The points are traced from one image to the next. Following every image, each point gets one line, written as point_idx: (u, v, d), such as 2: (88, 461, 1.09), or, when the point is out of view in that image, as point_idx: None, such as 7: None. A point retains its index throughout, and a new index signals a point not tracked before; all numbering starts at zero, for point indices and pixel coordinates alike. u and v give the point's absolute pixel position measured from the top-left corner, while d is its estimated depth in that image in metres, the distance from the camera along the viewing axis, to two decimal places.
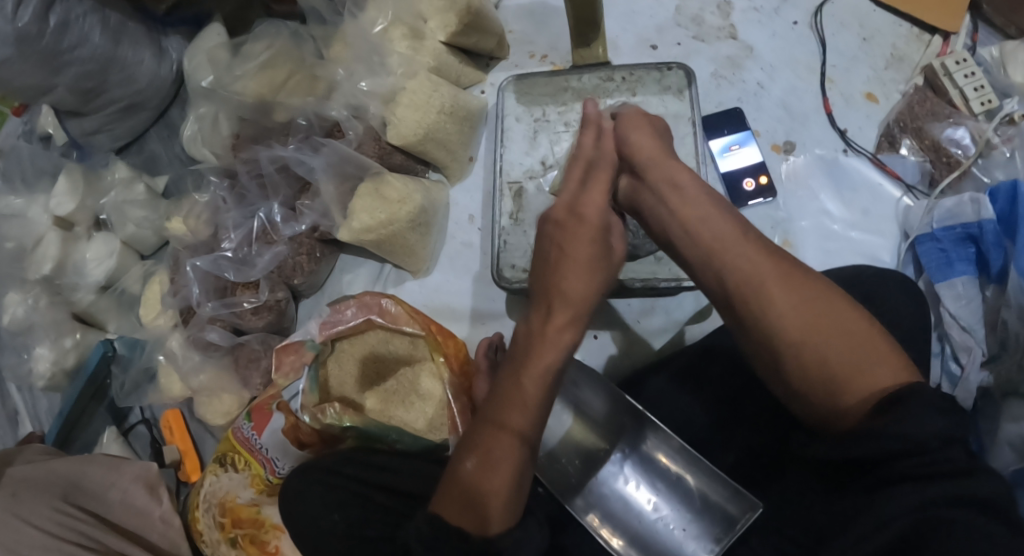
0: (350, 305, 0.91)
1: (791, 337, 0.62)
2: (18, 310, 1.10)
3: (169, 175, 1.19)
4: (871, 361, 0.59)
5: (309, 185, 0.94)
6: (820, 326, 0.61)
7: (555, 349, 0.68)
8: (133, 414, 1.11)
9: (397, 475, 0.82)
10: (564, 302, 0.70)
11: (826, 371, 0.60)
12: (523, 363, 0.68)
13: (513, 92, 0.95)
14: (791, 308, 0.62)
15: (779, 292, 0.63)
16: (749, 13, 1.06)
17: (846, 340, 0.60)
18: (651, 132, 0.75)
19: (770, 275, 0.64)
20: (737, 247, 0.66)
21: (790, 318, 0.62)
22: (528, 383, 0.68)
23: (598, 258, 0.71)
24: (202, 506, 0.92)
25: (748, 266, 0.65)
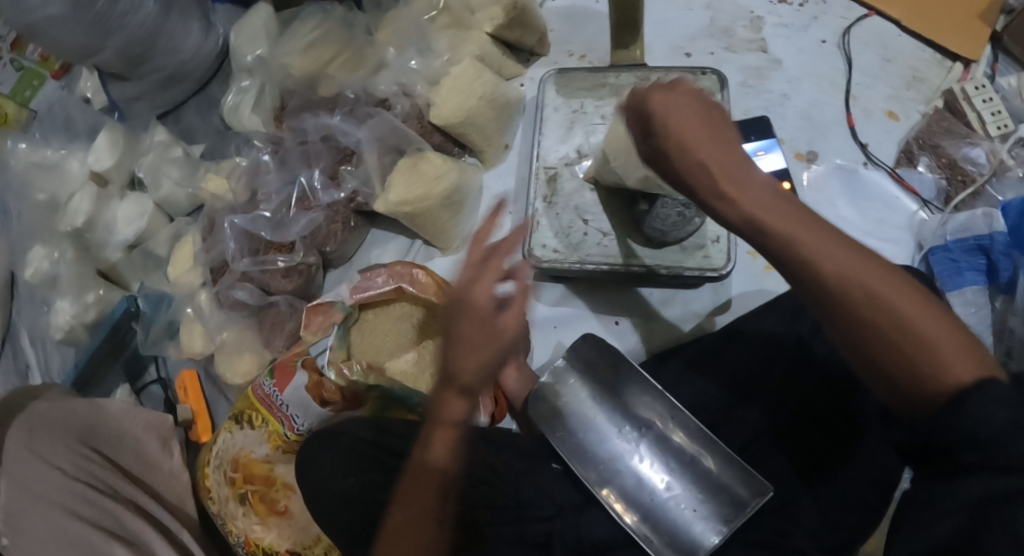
0: (381, 273, 0.91)
1: (874, 326, 0.61)
2: (43, 264, 1.12)
3: (205, 144, 1.20)
4: (950, 347, 0.59)
5: (350, 155, 0.96)
6: (890, 309, 0.61)
7: (455, 416, 0.67)
8: (149, 372, 1.11)
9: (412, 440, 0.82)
10: (457, 378, 0.66)
11: (907, 356, 0.60)
12: (426, 427, 0.67)
13: (553, 84, 0.96)
14: (875, 299, 0.61)
15: (864, 283, 0.61)
16: (778, 29, 1.11)
17: (926, 322, 0.60)
18: (696, 110, 0.68)
19: (840, 256, 0.62)
20: (801, 230, 0.64)
21: (864, 304, 0.61)
22: (437, 446, 0.66)
23: (486, 333, 0.66)
24: (213, 462, 0.92)
25: (817, 257, 0.63)
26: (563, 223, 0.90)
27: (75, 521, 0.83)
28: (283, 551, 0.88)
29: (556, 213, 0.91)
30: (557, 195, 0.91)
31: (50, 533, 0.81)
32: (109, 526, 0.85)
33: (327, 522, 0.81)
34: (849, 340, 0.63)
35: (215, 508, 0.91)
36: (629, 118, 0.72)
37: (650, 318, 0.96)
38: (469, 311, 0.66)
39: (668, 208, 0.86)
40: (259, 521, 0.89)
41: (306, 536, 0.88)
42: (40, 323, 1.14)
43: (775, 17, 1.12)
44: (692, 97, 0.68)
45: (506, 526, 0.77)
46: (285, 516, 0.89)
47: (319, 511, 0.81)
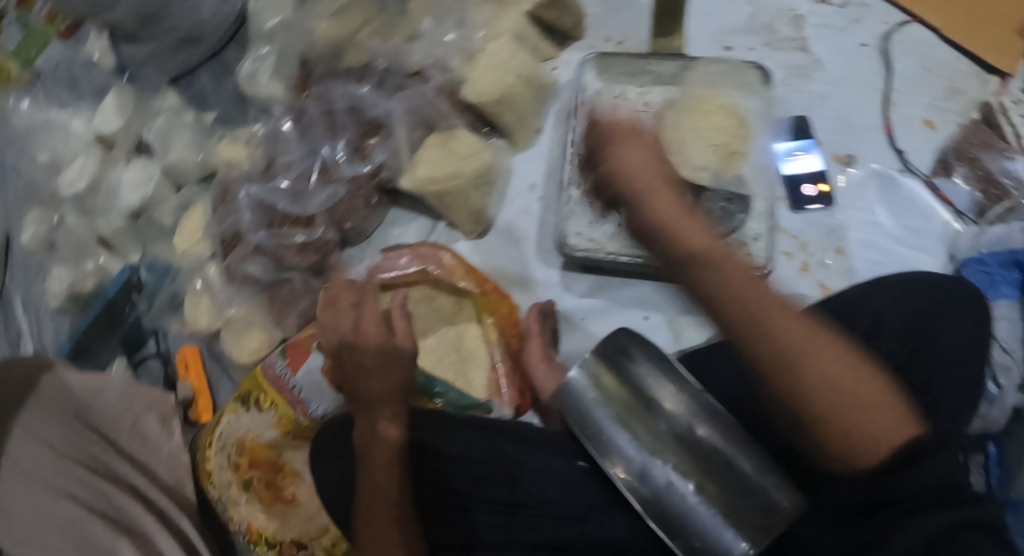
0: (405, 253, 0.88)
1: (817, 393, 0.59)
2: (41, 228, 1.07)
3: (218, 111, 1.12)
4: (875, 403, 0.58)
5: (376, 129, 0.90)
6: (818, 350, 0.60)
7: (391, 442, 0.73)
8: (147, 346, 1.04)
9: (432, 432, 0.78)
10: (380, 407, 0.75)
11: (834, 406, 0.58)
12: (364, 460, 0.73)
13: (593, 68, 0.93)
14: (809, 370, 0.59)
15: (811, 350, 0.60)
16: (821, 29, 1.08)
17: (851, 379, 0.59)
18: (652, 156, 0.69)
19: (759, 302, 0.62)
20: (717, 269, 0.64)
21: (796, 342, 0.60)
22: (376, 470, 0.71)
23: (387, 357, 0.75)
24: (214, 444, 0.86)
25: (724, 293, 0.63)
26: (602, 211, 0.86)
27: (67, 504, 0.78)
28: (288, 541, 0.83)
29: None
30: None
31: (43, 515, 0.76)
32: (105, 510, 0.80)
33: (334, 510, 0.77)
34: (800, 407, 0.60)
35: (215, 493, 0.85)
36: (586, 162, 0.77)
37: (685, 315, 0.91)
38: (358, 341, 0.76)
39: (710, 202, 0.84)
40: (263, 508, 0.84)
41: (314, 526, 0.84)
42: (34, 290, 1.08)
43: (818, 17, 1.09)
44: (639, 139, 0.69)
45: (496, 518, 0.75)
46: (292, 504, 0.85)
47: (326, 489, 0.77)
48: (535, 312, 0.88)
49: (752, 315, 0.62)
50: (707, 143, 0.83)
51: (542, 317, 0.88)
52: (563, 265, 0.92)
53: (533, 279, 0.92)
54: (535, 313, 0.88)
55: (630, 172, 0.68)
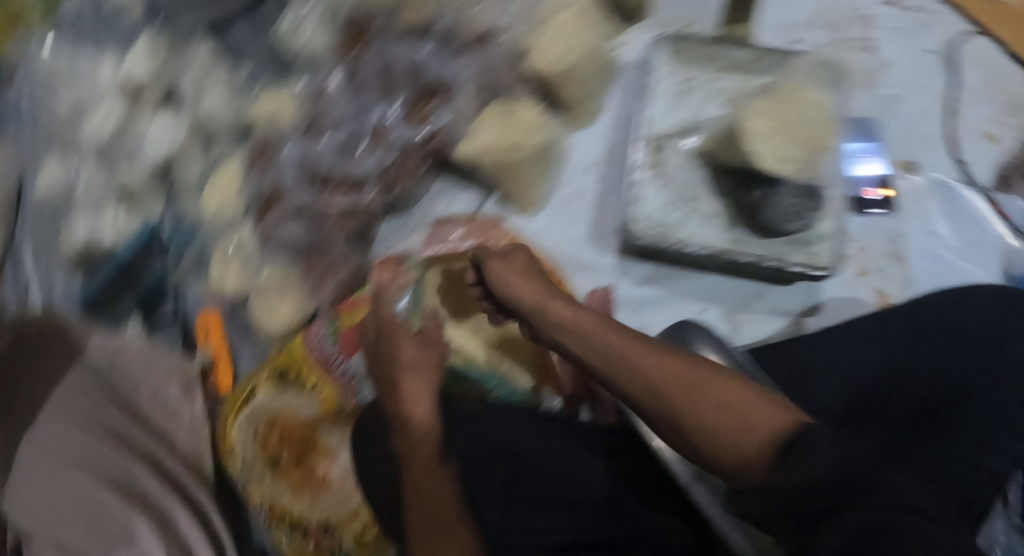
0: (459, 227, 0.86)
1: (705, 428, 0.55)
2: (59, 177, 1.00)
3: (252, 65, 1.03)
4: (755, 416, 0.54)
5: (433, 92, 0.84)
6: (684, 384, 0.57)
7: (429, 439, 0.68)
8: (164, 307, 0.99)
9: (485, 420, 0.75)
10: (410, 397, 0.71)
11: (723, 433, 0.54)
12: (409, 459, 0.67)
13: (666, 50, 0.88)
14: (688, 411, 0.56)
15: (684, 388, 0.57)
16: (892, 31, 1.03)
17: (729, 402, 0.55)
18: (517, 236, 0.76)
19: (635, 347, 0.61)
20: (593, 327, 0.63)
21: (668, 383, 0.58)
22: (422, 475, 0.66)
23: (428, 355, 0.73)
24: (243, 416, 0.81)
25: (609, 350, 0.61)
26: (671, 197, 0.83)
27: (87, 478, 0.76)
28: (314, 524, 0.78)
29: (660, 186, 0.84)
30: (662, 167, 0.84)
31: (53, 486, 0.73)
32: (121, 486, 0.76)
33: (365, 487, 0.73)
34: (693, 449, 0.56)
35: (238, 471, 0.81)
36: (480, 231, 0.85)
37: (738, 311, 0.89)
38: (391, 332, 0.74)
39: (785, 197, 0.79)
40: (290, 488, 0.79)
41: (345, 510, 0.78)
42: (46, 242, 0.99)
43: (889, 17, 1.03)
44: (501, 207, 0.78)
45: (510, 515, 0.70)
46: (322, 486, 0.79)
47: (360, 468, 0.73)
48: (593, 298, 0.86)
49: (613, 358, 0.61)
50: (791, 136, 0.76)
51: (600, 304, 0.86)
52: (618, 253, 0.88)
53: (586, 263, 0.88)
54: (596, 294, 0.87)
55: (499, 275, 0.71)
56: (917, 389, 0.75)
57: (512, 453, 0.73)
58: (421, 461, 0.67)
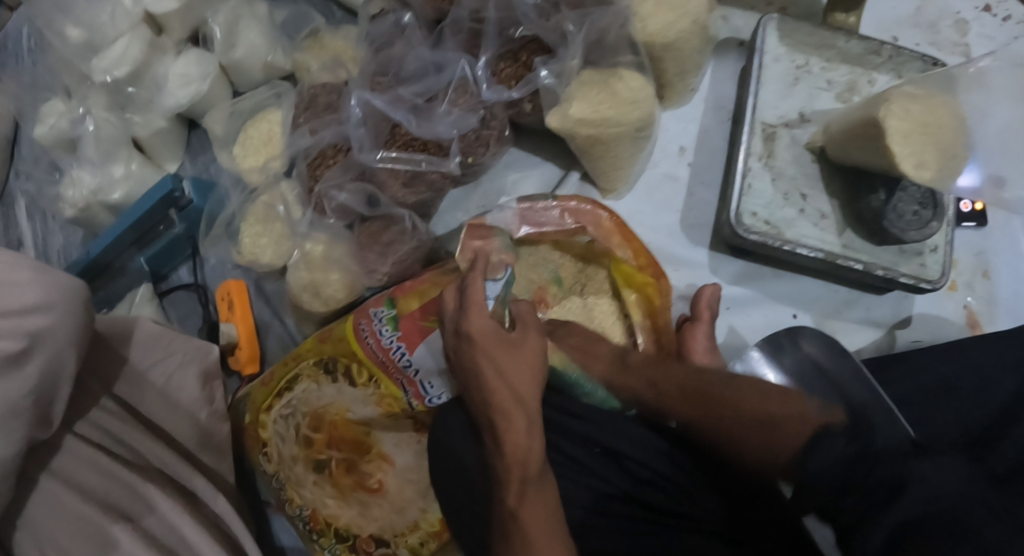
0: (555, 206, 0.72)
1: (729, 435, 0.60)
2: (61, 121, 0.87)
3: (288, 9, 0.95)
4: (779, 417, 0.58)
5: (533, 45, 0.73)
6: (701, 401, 0.63)
7: (526, 437, 0.58)
8: (179, 274, 0.87)
9: (591, 424, 0.65)
10: (501, 400, 0.59)
11: (753, 430, 0.58)
12: (504, 473, 0.58)
13: (776, 30, 0.80)
14: (719, 423, 0.61)
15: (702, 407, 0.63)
16: (984, 39, 0.97)
17: (750, 410, 0.60)
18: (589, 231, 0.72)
19: (655, 382, 0.67)
20: (628, 371, 0.68)
21: (686, 408, 0.64)
22: (514, 495, 0.57)
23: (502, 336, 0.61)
24: (282, 407, 0.71)
25: (641, 388, 0.67)
26: (779, 192, 0.75)
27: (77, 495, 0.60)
28: (364, 536, 0.69)
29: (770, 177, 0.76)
30: (774, 157, 0.76)
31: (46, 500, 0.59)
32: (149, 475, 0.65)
33: (444, 495, 0.64)
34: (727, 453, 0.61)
35: (270, 468, 0.71)
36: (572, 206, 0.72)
37: (831, 319, 0.82)
38: (471, 318, 0.61)
39: (907, 202, 0.72)
40: (336, 495, 0.70)
41: (402, 522, 0.69)
42: (45, 192, 0.89)
43: (981, 25, 0.98)
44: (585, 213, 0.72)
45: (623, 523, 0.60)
46: (376, 495, 0.69)
47: (439, 470, 0.64)
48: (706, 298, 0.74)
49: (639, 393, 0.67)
50: (932, 139, 0.67)
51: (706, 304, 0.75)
52: (710, 246, 0.80)
53: (673, 255, 0.80)
54: (711, 298, 0.74)
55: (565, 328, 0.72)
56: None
57: (618, 460, 0.64)
58: (515, 481, 0.57)
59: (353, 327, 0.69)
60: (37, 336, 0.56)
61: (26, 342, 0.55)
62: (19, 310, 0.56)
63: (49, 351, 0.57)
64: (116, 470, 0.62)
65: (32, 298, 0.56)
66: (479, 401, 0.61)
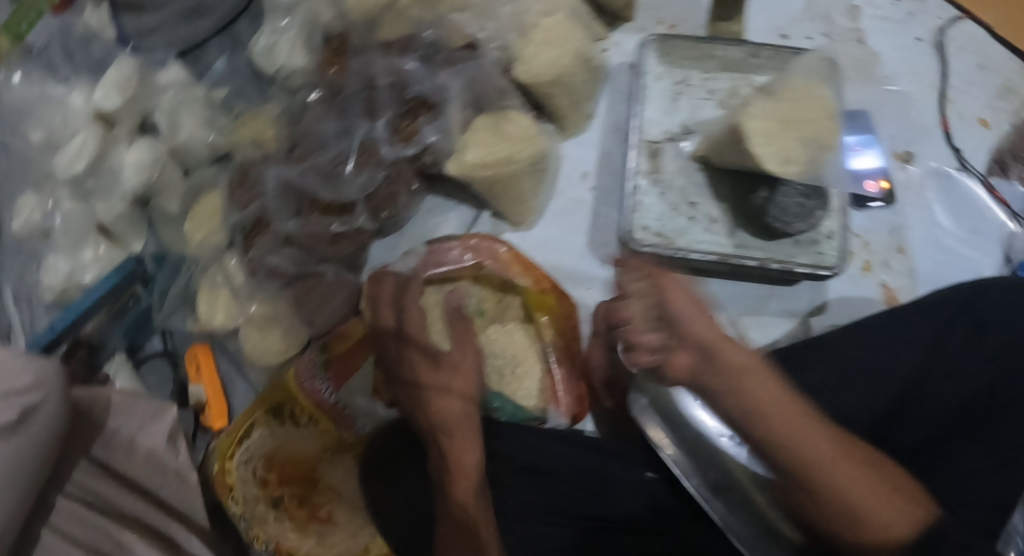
0: (456, 246, 0.79)
1: (841, 499, 0.58)
2: (33, 215, 0.97)
3: (229, 87, 1.05)
4: (897, 502, 0.58)
5: (421, 105, 0.81)
6: (829, 443, 0.59)
7: (473, 450, 0.69)
8: (152, 343, 0.95)
9: (501, 440, 0.74)
10: (444, 416, 0.70)
11: (852, 511, 0.58)
12: (449, 486, 0.67)
13: (656, 50, 0.86)
14: (836, 482, 0.58)
15: (830, 462, 0.59)
16: (878, 21, 1.03)
17: (871, 485, 0.58)
18: (490, 264, 0.79)
19: (777, 409, 0.60)
20: (756, 390, 0.61)
21: (810, 443, 0.59)
22: (469, 503, 0.66)
23: (446, 363, 0.72)
24: (240, 454, 0.76)
25: (758, 405, 0.60)
26: (668, 205, 0.81)
27: None
28: None
29: (659, 191, 0.81)
30: (660, 172, 0.82)
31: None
32: None
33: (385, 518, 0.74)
34: (826, 513, 0.59)
35: (238, 510, 0.74)
36: (476, 247, 0.80)
37: (743, 314, 0.87)
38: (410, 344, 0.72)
39: (789, 197, 0.77)
40: (294, 528, 0.77)
41: (353, 547, 0.76)
42: (27, 279, 0.99)
43: (873, 8, 1.04)
44: (486, 250, 0.79)
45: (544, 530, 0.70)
46: (328, 524, 0.77)
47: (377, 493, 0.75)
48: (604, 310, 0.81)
49: (757, 417, 0.60)
50: (795, 133, 0.72)
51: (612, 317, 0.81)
52: (619, 262, 0.85)
53: (587, 275, 0.85)
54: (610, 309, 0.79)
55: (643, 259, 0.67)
56: (943, 389, 0.74)
57: (534, 472, 0.73)
58: (458, 493, 0.66)
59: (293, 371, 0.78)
60: (26, 413, 0.65)
61: (15, 419, 0.64)
62: (11, 391, 0.65)
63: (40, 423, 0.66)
64: None
65: (21, 383, 0.65)
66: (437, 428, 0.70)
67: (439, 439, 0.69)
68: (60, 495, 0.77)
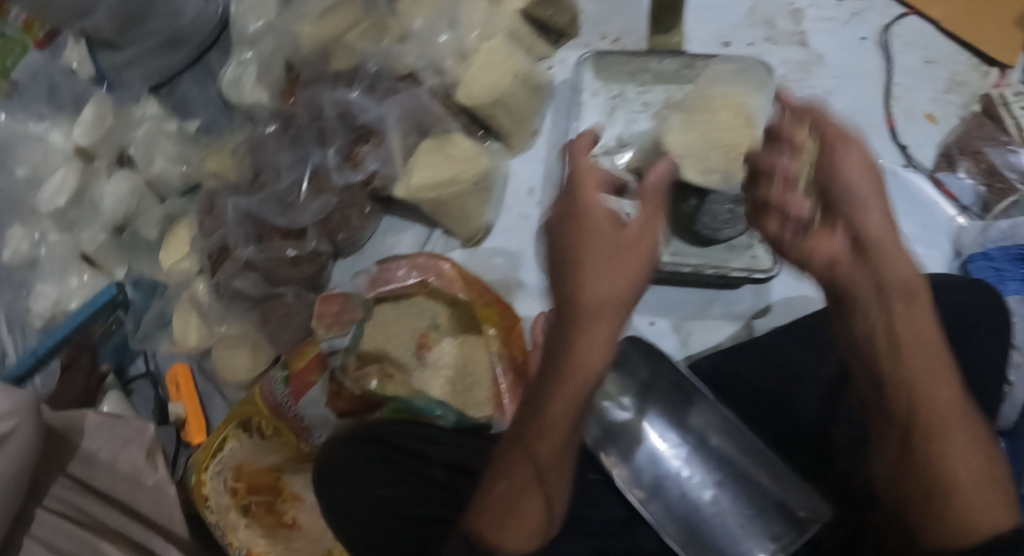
0: (402, 265, 0.84)
1: (946, 468, 0.57)
2: (21, 245, 1.04)
3: (203, 119, 1.10)
4: (982, 488, 0.56)
5: (367, 134, 0.88)
6: (934, 388, 0.59)
7: (596, 354, 0.59)
8: (136, 365, 1.00)
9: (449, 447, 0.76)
10: (588, 308, 0.58)
11: (944, 486, 0.56)
12: (548, 394, 0.60)
13: (592, 67, 0.90)
14: (950, 453, 0.57)
15: (948, 426, 0.58)
16: (820, 22, 1.07)
17: (969, 456, 0.57)
18: (434, 280, 0.84)
19: (941, 363, 0.59)
20: (921, 349, 0.60)
21: (942, 400, 0.58)
22: (552, 419, 0.59)
23: (622, 247, 0.59)
24: (211, 467, 0.82)
25: (908, 339, 0.60)
26: None
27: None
28: None
29: None
30: None
31: None
32: (111, 535, 0.80)
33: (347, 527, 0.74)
34: (910, 471, 0.58)
35: (213, 518, 0.81)
36: (421, 265, 0.84)
37: (687, 319, 0.91)
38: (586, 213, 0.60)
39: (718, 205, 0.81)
40: (264, 534, 0.82)
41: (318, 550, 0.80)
42: (18, 306, 1.05)
43: (816, 10, 1.07)
44: (428, 267, 0.84)
45: None
46: (293, 529, 0.83)
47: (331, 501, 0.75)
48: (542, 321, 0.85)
49: (895, 352, 0.60)
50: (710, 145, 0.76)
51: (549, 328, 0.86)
52: None
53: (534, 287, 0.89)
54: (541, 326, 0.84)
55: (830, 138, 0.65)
56: None
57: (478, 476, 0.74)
58: (558, 399, 0.59)
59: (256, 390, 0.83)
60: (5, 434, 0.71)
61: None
62: None
63: (18, 443, 0.72)
64: (81, 535, 0.78)
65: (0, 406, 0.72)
66: (577, 309, 0.59)
67: (568, 336, 0.59)
68: (39, 509, 0.77)
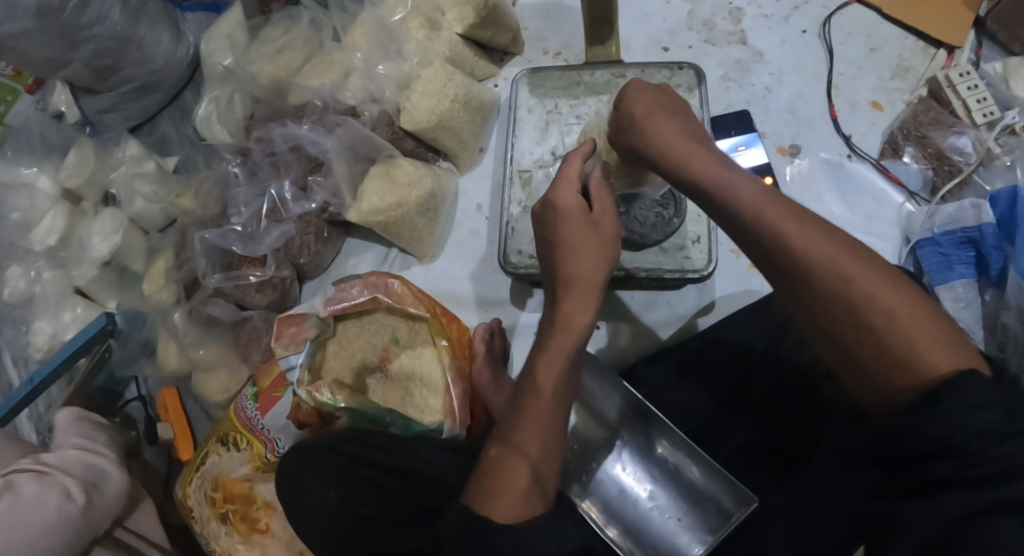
0: (356, 284, 0.89)
1: (851, 307, 0.58)
2: (19, 283, 1.09)
3: (180, 155, 1.17)
4: (882, 320, 0.58)
5: (320, 165, 0.95)
6: (817, 253, 0.59)
7: (568, 335, 0.66)
8: (129, 390, 1.08)
9: (390, 454, 0.78)
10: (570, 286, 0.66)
11: (856, 328, 0.58)
12: (538, 352, 0.66)
13: (527, 84, 0.95)
14: (840, 296, 0.59)
15: (833, 276, 0.59)
16: (758, 20, 1.10)
17: (861, 293, 0.58)
18: (387, 298, 0.88)
19: (798, 227, 0.60)
20: (787, 220, 0.61)
21: (817, 252, 0.59)
22: (545, 379, 0.65)
23: (603, 243, 0.66)
24: (195, 480, 0.91)
25: (758, 214, 0.61)
26: None
27: None
28: None
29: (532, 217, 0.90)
30: (533, 199, 0.90)
31: None
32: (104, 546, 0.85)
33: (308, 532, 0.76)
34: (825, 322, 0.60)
35: (198, 527, 0.90)
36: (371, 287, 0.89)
37: (636, 320, 0.95)
38: (567, 217, 0.66)
39: (646, 209, 0.87)
40: (242, 540, 0.86)
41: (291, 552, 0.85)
42: (19, 341, 1.12)
43: (754, 8, 1.11)
44: (382, 286, 0.89)
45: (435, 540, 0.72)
46: (266, 534, 0.86)
47: (287, 503, 0.78)
48: (482, 331, 0.92)
49: (795, 262, 0.60)
50: None
51: (489, 335, 0.92)
52: (510, 284, 0.97)
53: (484, 298, 0.97)
54: (482, 333, 0.91)
55: (638, 105, 0.69)
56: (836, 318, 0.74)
57: (428, 480, 0.76)
58: (555, 349, 0.66)
59: (232, 409, 0.91)
60: None
61: None
62: None
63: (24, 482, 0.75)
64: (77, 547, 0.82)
65: None
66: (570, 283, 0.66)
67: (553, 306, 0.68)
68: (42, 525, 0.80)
